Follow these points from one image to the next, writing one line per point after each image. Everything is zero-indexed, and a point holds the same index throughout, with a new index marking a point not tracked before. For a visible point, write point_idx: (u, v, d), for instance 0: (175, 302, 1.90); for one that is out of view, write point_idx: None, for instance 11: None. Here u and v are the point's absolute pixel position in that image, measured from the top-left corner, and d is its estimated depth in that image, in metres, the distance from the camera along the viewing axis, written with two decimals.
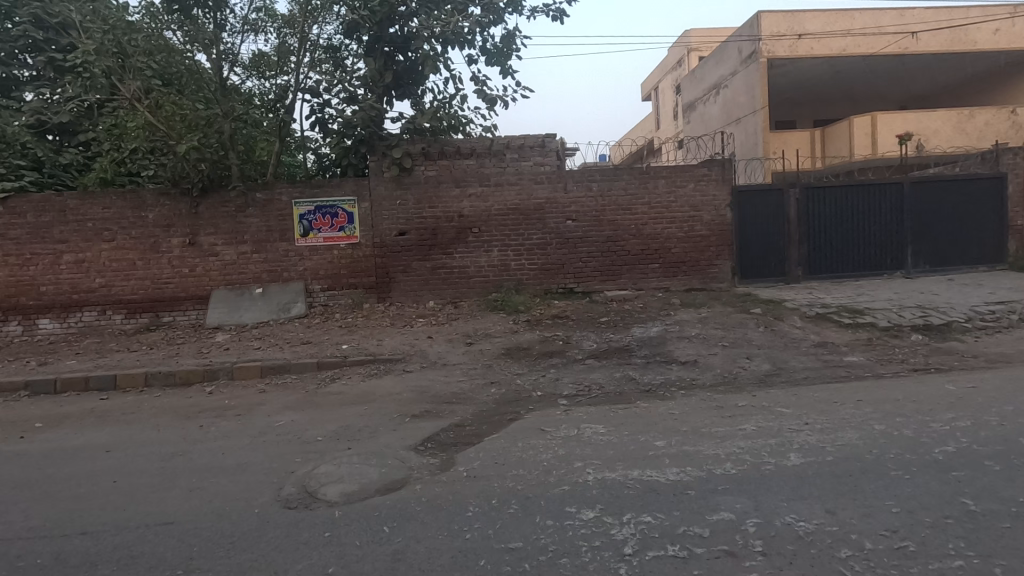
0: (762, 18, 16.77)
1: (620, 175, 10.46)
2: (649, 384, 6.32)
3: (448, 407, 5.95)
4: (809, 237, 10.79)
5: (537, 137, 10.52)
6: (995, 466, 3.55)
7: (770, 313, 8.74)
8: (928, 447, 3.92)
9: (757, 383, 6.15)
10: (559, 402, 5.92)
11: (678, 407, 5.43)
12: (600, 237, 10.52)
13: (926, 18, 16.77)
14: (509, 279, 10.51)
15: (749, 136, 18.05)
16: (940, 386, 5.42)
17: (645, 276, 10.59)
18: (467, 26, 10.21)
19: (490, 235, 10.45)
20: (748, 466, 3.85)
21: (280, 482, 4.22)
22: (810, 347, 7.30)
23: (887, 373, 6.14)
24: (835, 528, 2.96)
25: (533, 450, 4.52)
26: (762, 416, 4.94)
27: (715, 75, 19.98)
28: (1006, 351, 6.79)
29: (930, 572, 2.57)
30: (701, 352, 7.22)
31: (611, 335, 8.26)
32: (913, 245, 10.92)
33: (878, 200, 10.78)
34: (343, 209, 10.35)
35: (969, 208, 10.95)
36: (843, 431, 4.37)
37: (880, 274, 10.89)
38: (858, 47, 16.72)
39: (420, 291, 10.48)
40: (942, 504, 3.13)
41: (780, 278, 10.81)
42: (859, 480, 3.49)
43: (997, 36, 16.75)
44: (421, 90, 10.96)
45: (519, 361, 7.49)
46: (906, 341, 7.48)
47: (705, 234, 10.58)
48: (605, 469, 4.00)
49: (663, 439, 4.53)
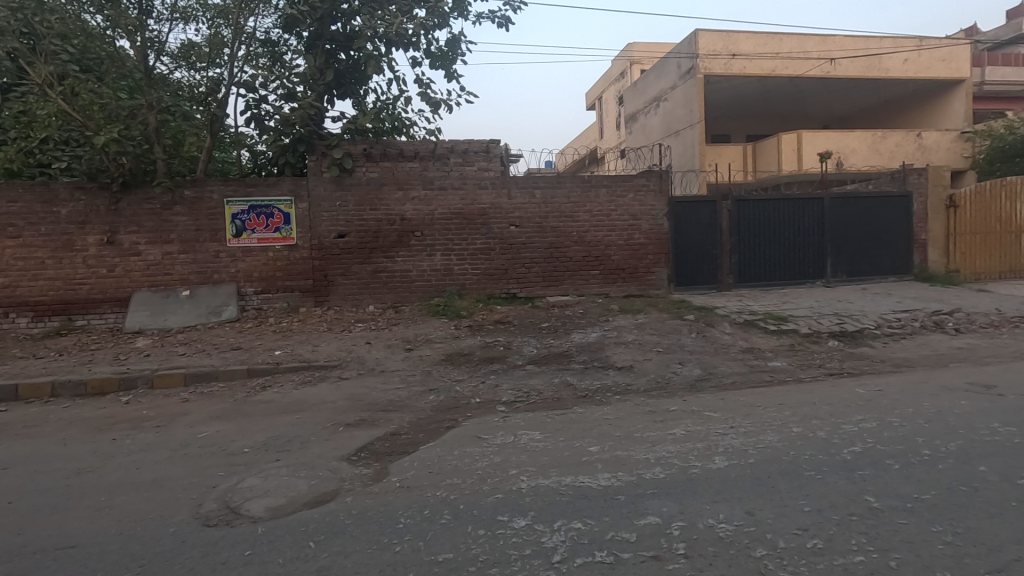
0: (699, 36, 17.52)
1: (563, 183, 10.64)
2: (586, 389, 6.43)
3: (384, 415, 5.83)
4: (740, 247, 11.32)
5: (481, 142, 10.50)
6: (895, 465, 3.83)
7: (702, 319, 9.12)
8: (838, 448, 4.20)
9: (688, 389, 6.38)
10: (497, 408, 5.93)
11: (613, 412, 5.56)
12: (543, 243, 10.64)
13: (846, 45, 17.98)
14: (452, 284, 10.44)
15: (686, 148, 18.81)
16: (852, 390, 5.81)
17: (586, 282, 10.80)
18: (411, 28, 10.09)
19: (433, 238, 10.35)
20: (676, 470, 3.98)
21: (199, 498, 3.99)
22: (737, 352, 7.66)
23: (805, 378, 6.53)
24: (752, 529, 3.11)
25: (469, 459, 4.50)
26: (691, 421, 5.13)
27: (656, 88, 20.68)
28: (910, 356, 7.37)
29: (836, 568, 2.72)
30: (637, 358, 7.43)
31: (551, 341, 8.37)
32: (832, 255, 11.68)
33: (801, 214, 11.47)
34: (279, 210, 9.98)
35: (881, 222, 11.83)
36: (765, 434, 4.60)
37: (803, 283, 11.58)
38: (786, 69, 17.79)
39: (360, 295, 10.23)
40: (848, 502, 3.34)
41: (713, 286, 11.27)
42: (776, 481, 3.69)
43: (906, 65, 18.18)
44: (364, 90, 10.77)
45: (459, 367, 7.45)
46: (823, 346, 7.98)
47: (644, 242, 10.91)
48: (539, 476, 4.03)
49: (597, 444, 4.62)
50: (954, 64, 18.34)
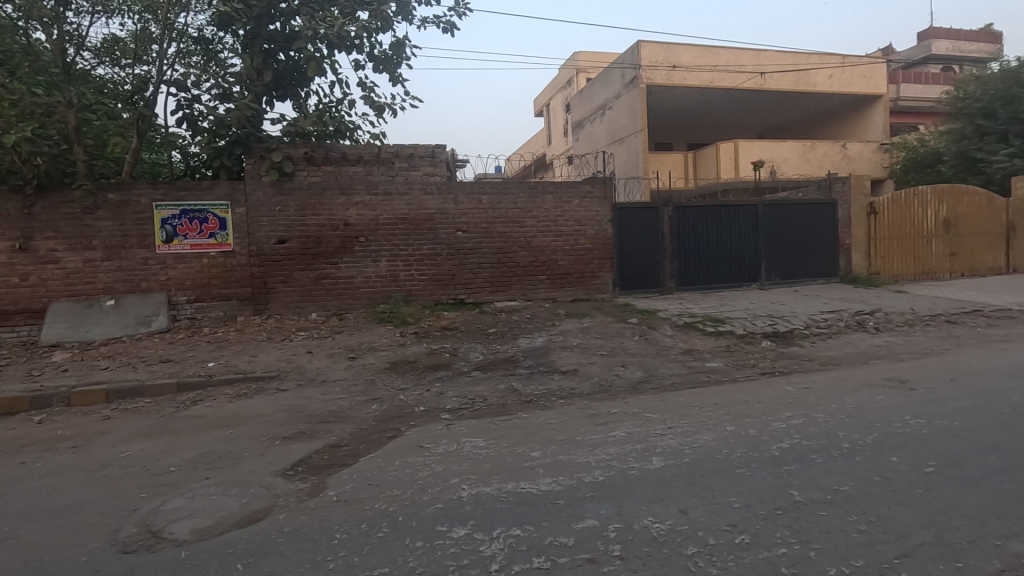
0: (641, 47, 18.07)
1: (510, 189, 10.70)
2: (531, 395, 6.46)
3: (324, 427, 5.66)
4: (681, 252, 11.70)
5: (427, 147, 10.42)
6: (818, 459, 4.05)
7: (644, 322, 9.37)
8: (767, 444, 4.38)
9: (630, 391, 6.51)
10: (441, 416, 5.87)
11: (556, 417, 5.61)
12: (490, 248, 10.65)
13: (778, 60, 18.94)
14: (398, 290, 10.28)
15: (630, 156, 19.34)
16: (782, 388, 6.11)
17: (533, 287, 10.87)
18: (353, 31, 9.90)
19: (378, 244, 10.16)
20: (614, 472, 4.05)
21: (118, 523, 3.74)
22: (677, 354, 7.90)
23: (740, 377, 6.81)
24: (685, 528, 3.19)
25: (410, 469, 4.42)
26: (631, 423, 5.24)
27: (601, 96, 21.17)
28: (835, 354, 7.81)
29: (761, 562, 2.83)
30: (581, 361, 7.54)
31: (497, 346, 8.37)
32: (766, 259, 12.25)
33: (738, 220, 11.97)
34: (214, 215, 9.54)
35: (809, 228, 12.52)
36: (701, 433, 4.76)
37: (740, 286, 12.09)
38: (722, 81, 18.58)
39: (302, 303, 9.91)
40: (775, 496, 3.50)
41: (656, 289, 11.60)
42: (709, 479, 3.81)
43: (831, 80, 19.37)
44: (305, 92, 10.48)
45: (404, 375, 7.34)
46: (757, 346, 8.35)
47: (589, 247, 11.10)
48: (480, 484, 4.01)
49: (539, 449, 4.65)
50: (873, 81, 19.70)
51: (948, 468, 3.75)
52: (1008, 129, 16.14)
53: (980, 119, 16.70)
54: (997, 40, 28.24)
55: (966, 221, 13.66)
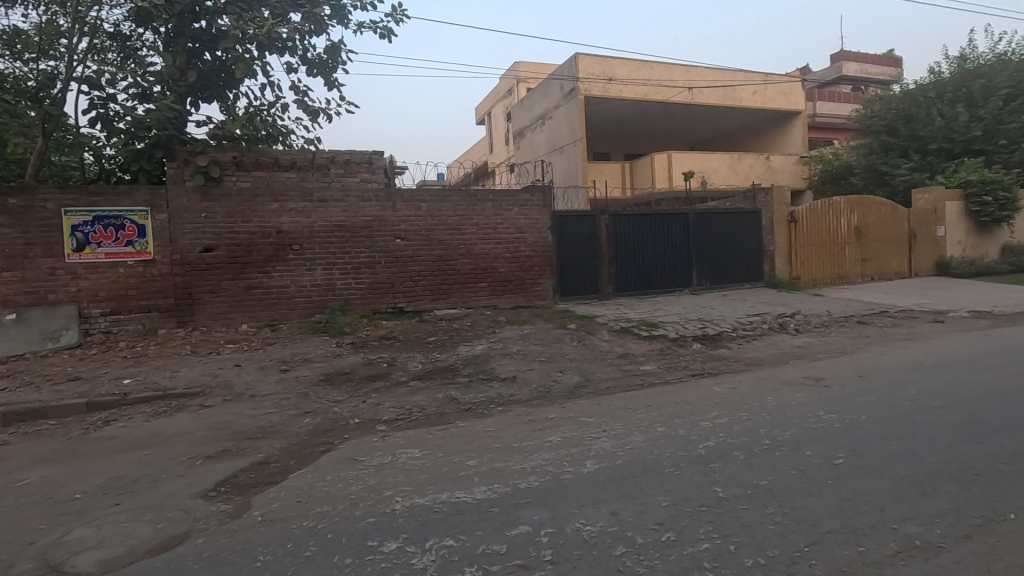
0: (579, 59, 18.54)
1: (449, 197, 10.66)
2: (470, 403, 6.44)
3: (251, 443, 5.40)
4: (618, 258, 12.02)
5: (364, 153, 10.22)
6: (740, 455, 4.24)
7: (583, 328, 9.55)
8: (695, 443, 4.56)
9: (567, 396, 6.60)
10: (377, 428, 5.73)
11: (494, 424, 5.61)
12: (430, 256, 10.55)
13: (707, 76, 19.90)
14: (335, 299, 9.97)
15: (570, 165, 19.75)
16: (711, 388, 6.38)
17: (474, 295, 10.85)
18: (285, 33, 9.59)
19: (313, 252, 9.84)
20: (549, 477, 4.09)
21: (11, 558, 3.41)
22: (614, 358, 8.10)
23: (672, 379, 7.07)
24: (615, 529, 3.26)
25: (342, 483, 4.29)
26: (567, 427, 5.32)
27: (541, 106, 21.51)
28: (759, 354, 8.26)
29: (685, 558, 2.92)
30: (520, 368, 7.58)
31: (437, 355, 8.29)
32: (697, 266, 12.79)
33: (671, 228, 12.44)
34: (132, 221, 8.96)
35: (736, 235, 13.18)
36: (634, 435, 4.89)
37: (673, 291, 12.55)
38: (656, 94, 19.31)
39: (231, 314, 9.43)
40: (700, 493, 3.64)
41: (594, 295, 11.84)
42: (640, 479, 3.92)
43: (755, 96, 20.54)
44: (233, 94, 10.06)
45: (339, 386, 7.13)
46: (688, 349, 8.70)
47: (529, 254, 11.21)
48: (414, 495, 3.94)
49: (476, 458, 4.62)
50: (792, 98, 21.08)
51: (855, 459, 4.03)
52: (909, 145, 17.79)
53: (885, 135, 18.29)
54: (897, 64, 30.96)
55: (874, 229, 14.80)
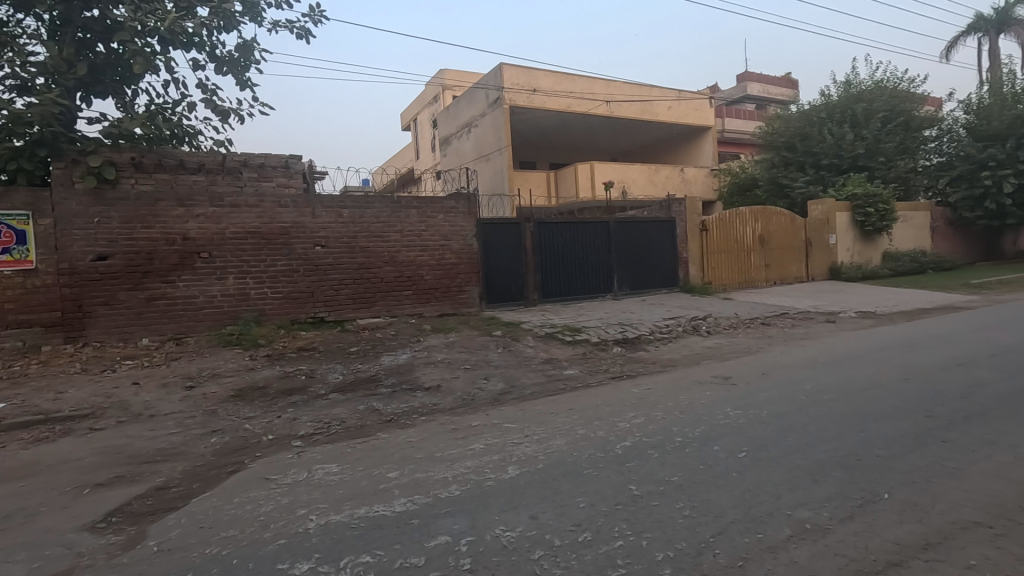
0: (504, 69, 18.77)
1: (372, 203, 10.42)
2: (392, 413, 6.29)
3: (149, 467, 4.98)
4: (542, 265, 12.22)
5: (280, 157, 9.80)
6: (655, 453, 4.42)
7: (508, 334, 9.62)
8: (613, 444, 4.71)
9: (491, 403, 6.61)
10: (293, 444, 5.46)
11: (417, 434, 5.52)
12: (353, 264, 10.25)
13: (626, 90, 20.76)
14: (249, 310, 9.43)
15: (496, 173, 19.91)
16: (629, 390, 6.62)
17: (398, 303, 10.64)
18: (190, 27, 9.00)
19: (224, 260, 9.27)
20: (471, 485, 4.07)
21: None
22: (538, 364, 8.22)
23: (593, 382, 7.26)
24: (534, 532, 3.29)
25: (251, 504, 4.05)
26: (490, 434, 5.32)
27: (466, 114, 21.56)
28: (675, 356, 8.68)
29: (600, 556, 3.00)
30: (445, 376, 7.51)
31: (358, 365, 8.05)
32: (618, 272, 13.25)
33: (593, 235, 12.81)
34: (9, 226, 8.06)
35: (653, 243, 13.80)
36: (555, 439, 4.98)
37: (596, 297, 12.92)
38: (578, 106, 19.89)
39: (129, 328, 8.66)
40: (616, 492, 3.75)
41: (520, 302, 11.95)
42: (559, 482, 3.99)
43: (670, 111, 21.69)
44: (132, 91, 9.33)
45: (252, 402, 6.74)
46: (609, 352, 8.98)
47: (455, 262, 11.16)
48: (330, 512, 3.78)
49: (396, 470, 4.52)
50: (703, 114, 22.46)
51: (756, 451, 4.32)
52: (804, 161, 19.49)
53: (785, 151, 19.94)
54: (794, 86, 33.81)
55: (776, 237, 16.01)
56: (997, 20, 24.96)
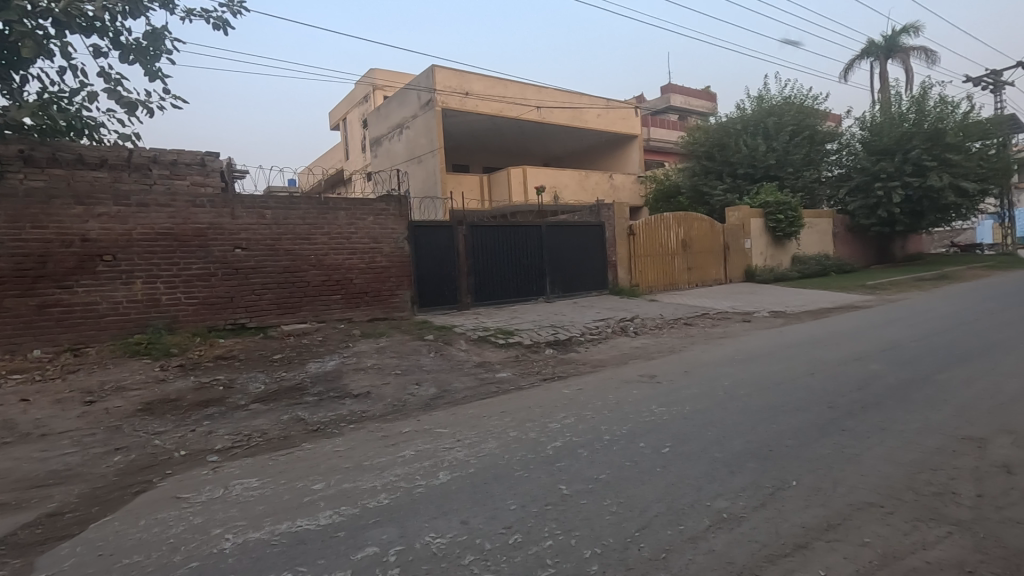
0: (435, 72, 18.63)
1: (297, 204, 10.01)
2: (318, 423, 6.04)
3: (39, 492, 4.50)
4: (475, 268, 12.20)
5: (195, 153, 9.30)
6: (584, 452, 4.51)
7: (440, 338, 9.52)
8: (544, 445, 4.76)
9: (422, 409, 6.49)
10: (208, 460, 5.11)
11: (344, 443, 5.34)
12: (276, 267, 9.78)
13: (557, 97, 21.14)
14: (160, 317, 8.77)
15: (429, 175, 19.69)
16: (560, 391, 6.72)
17: (326, 308, 10.25)
18: (91, 10, 8.27)
19: (131, 263, 8.58)
20: (400, 493, 3.98)
21: None
22: (471, 367, 8.19)
23: (525, 385, 7.32)
24: (464, 538, 3.27)
25: (160, 526, 3.76)
26: (421, 440, 5.23)
27: (398, 115, 21.19)
28: (604, 356, 8.92)
29: (529, 558, 3.01)
30: (375, 383, 7.32)
31: (282, 374, 7.68)
32: (550, 275, 13.47)
33: (525, 239, 12.94)
34: None
35: (584, 247, 14.14)
36: (487, 442, 4.97)
37: (529, 300, 13.06)
38: (510, 111, 20.05)
39: (17, 338, 7.79)
40: (546, 493, 3.79)
41: (453, 305, 11.87)
42: (490, 486, 3.98)
43: (599, 119, 22.34)
44: (20, 76, 8.44)
45: (163, 415, 6.27)
46: (541, 354, 9.10)
47: (385, 265, 10.91)
48: (249, 530, 3.58)
49: (322, 481, 4.34)
50: (630, 123, 23.30)
51: (679, 446, 4.51)
52: (723, 170, 20.68)
53: (705, 160, 21.09)
54: (713, 99, 35.82)
55: (697, 241, 16.87)
56: (886, 46, 27.60)
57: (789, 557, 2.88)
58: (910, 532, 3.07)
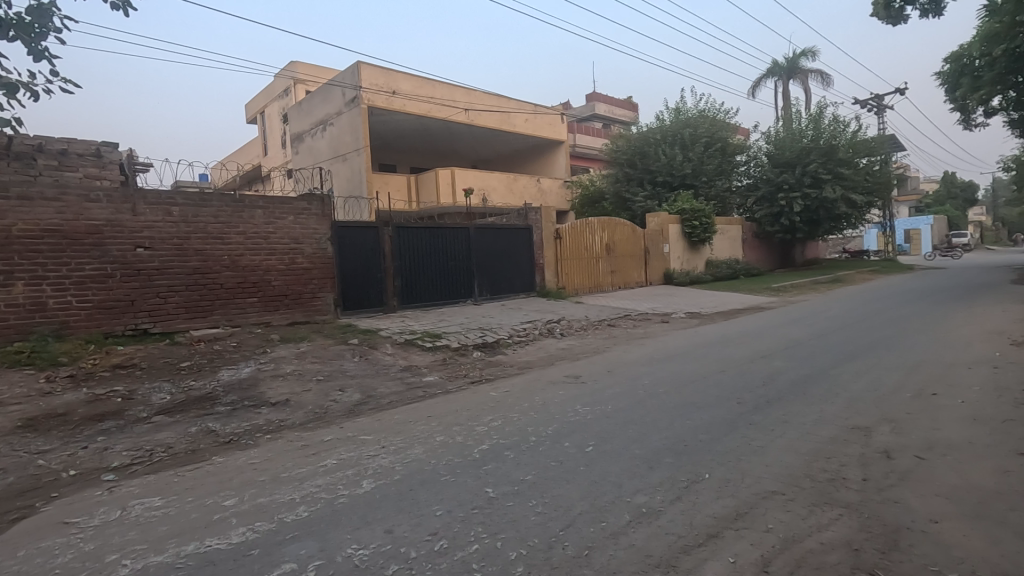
0: (361, 68, 18.13)
1: (208, 201, 9.40)
2: (231, 434, 5.68)
3: None
4: (401, 271, 11.96)
5: (89, 143, 8.63)
6: (510, 454, 4.54)
7: (365, 342, 9.26)
8: (471, 448, 4.74)
9: (345, 415, 6.28)
10: (102, 479, 4.66)
11: (260, 455, 5.05)
12: (185, 268, 9.12)
13: (486, 100, 21.20)
14: (47, 323, 7.90)
15: (354, 174, 19.11)
16: (488, 394, 6.73)
17: (241, 311, 9.67)
18: None
19: (10, 263, 7.67)
20: (321, 504, 3.82)
21: None
22: (397, 371, 8.02)
23: (453, 388, 7.25)
24: (388, 547, 3.19)
25: (43, 556, 3.38)
26: (344, 448, 5.05)
27: (321, 111, 20.41)
28: (531, 358, 9.04)
29: (455, 564, 2.98)
30: (295, 390, 6.99)
31: (191, 383, 7.16)
32: (478, 277, 13.45)
33: (453, 241, 12.85)
34: None
35: (512, 249, 14.25)
36: (412, 448, 4.88)
37: (456, 302, 12.97)
38: (438, 112, 19.87)
39: None
40: (472, 497, 3.77)
41: (378, 308, 11.56)
42: (416, 492, 3.91)
43: (526, 124, 22.65)
44: None
45: (50, 432, 5.65)
46: (469, 357, 9.07)
47: (306, 266, 10.46)
48: (150, 554, 3.30)
49: (234, 496, 4.09)
50: (557, 129, 23.78)
51: (602, 444, 4.65)
52: (643, 177, 21.59)
53: (627, 168, 21.92)
54: (635, 109, 37.35)
55: (620, 245, 17.48)
56: (788, 68, 29.97)
57: (701, 547, 3.04)
58: (807, 516, 3.33)
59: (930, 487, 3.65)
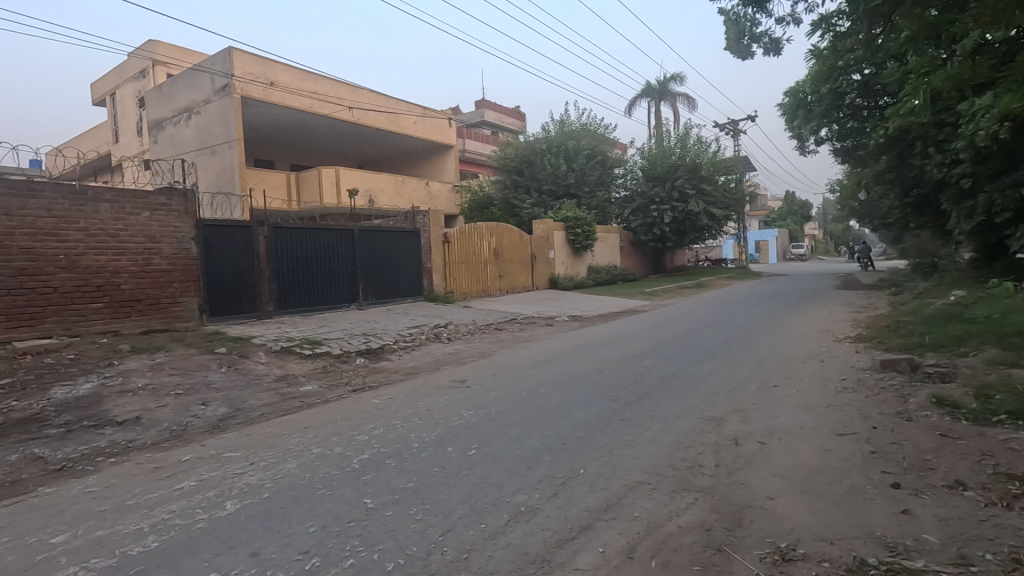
0: (233, 55, 16.77)
1: (39, 192, 8.16)
2: (64, 460, 4.94)
3: None
4: (278, 274, 11.19)
5: None
6: (391, 463, 4.42)
7: (235, 351, 8.53)
8: (349, 459, 4.55)
9: (208, 432, 5.72)
10: None
11: (101, 481, 4.45)
12: (7, 269, 7.80)
13: (373, 99, 20.59)
14: None
15: (224, 168, 17.58)
16: (370, 402, 6.49)
17: (82, 319, 8.46)
18: None
19: None
20: (175, 532, 3.44)
21: None
22: (271, 382, 7.47)
23: (332, 397, 6.91)
24: (253, 571, 2.96)
25: None
26: (205, 468, 4.60)
27: (185, 98, 18.55)
28: (417, 363, 8.89)
29: None
30: (148, 406, 6.25)
31: (13, 402, 6.12)
32: (363, 282, 12.98)
33: (335, 243, 12.28)
34: None
35: (398, 253, 13.93)
36: (285, 463, 4.57)
37: (339, 307, 12.41)
38: (321, 108, 18.96)
39: None
40: (349, 509, 3.63)
41: (252, 314, 10.72)
42: (288, 509, 3.67)
43: (415, 126, 22.33)
44: None
45: None
46: (351, 364, 8.71)
47: (165, 268, 9.42)
48: None
49: (66, 531, 3.55)
50: (446, 133, 23.73)
51: (484, 447, 4.70)
52: (530, 185, 22.28)
53: (515, 175, 22.48)
54: (522, 119, 38.42)
55: (507, 251, 17.83)
56: (659, 90, 32.58)
57: (575, 539, 3.18)
58: (668, 502, 3.62)
59: (768, 468, 4.14)
